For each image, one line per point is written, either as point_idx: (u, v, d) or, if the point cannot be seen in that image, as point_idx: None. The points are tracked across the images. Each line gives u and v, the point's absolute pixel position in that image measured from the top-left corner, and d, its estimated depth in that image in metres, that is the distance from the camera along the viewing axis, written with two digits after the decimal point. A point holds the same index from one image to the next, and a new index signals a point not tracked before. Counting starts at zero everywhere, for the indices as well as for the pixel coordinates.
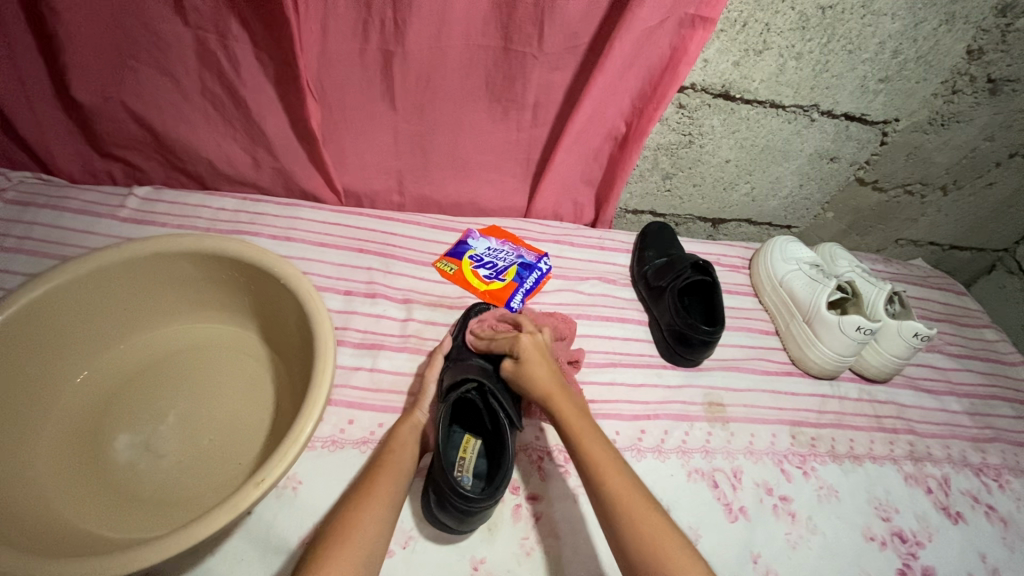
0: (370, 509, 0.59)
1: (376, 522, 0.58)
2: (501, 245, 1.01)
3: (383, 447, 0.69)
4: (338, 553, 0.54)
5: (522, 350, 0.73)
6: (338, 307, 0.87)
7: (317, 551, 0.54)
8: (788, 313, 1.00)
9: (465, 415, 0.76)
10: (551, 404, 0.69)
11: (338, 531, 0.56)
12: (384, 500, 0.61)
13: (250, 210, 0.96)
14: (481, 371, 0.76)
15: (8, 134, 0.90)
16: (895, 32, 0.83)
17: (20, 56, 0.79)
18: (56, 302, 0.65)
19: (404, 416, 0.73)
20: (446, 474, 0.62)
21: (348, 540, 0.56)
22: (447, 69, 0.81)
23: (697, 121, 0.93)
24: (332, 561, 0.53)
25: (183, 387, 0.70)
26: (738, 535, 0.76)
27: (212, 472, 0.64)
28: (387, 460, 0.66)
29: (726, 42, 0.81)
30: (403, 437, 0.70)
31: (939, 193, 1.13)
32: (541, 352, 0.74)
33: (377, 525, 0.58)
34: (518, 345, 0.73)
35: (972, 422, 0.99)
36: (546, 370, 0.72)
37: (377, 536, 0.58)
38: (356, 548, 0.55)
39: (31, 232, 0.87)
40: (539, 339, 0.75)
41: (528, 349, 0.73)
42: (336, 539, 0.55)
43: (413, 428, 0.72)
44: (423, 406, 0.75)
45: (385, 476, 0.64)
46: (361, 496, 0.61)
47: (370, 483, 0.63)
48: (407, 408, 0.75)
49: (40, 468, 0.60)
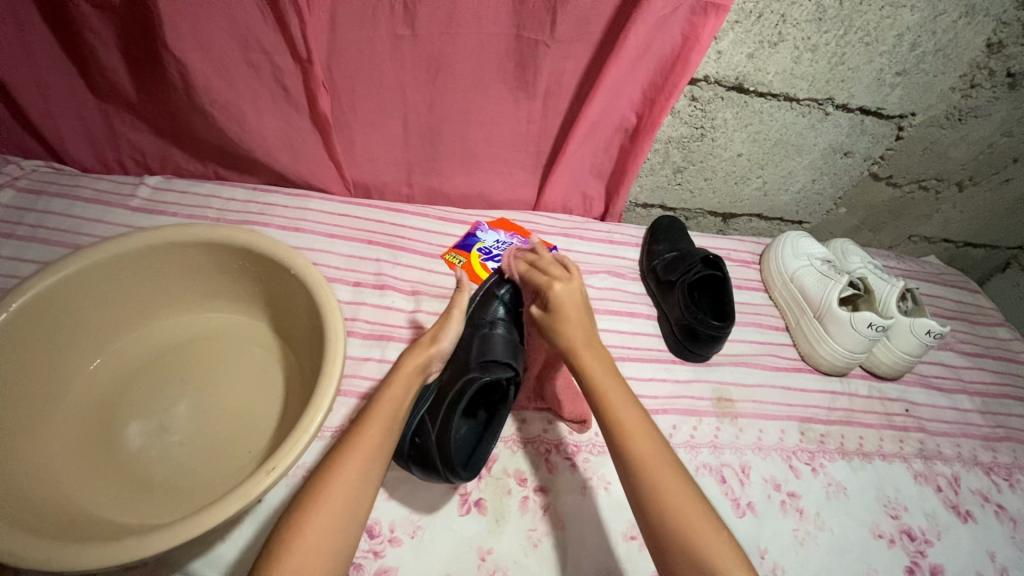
0: (348, 474, 0.55)
1: (356, 483, 0.55)
2: (510, 237, 1.00)
3: (381, 389, 0.64)
4: (314, 520, 0.52)
5: (554, 297, 0.69)
6: (347, 298, 0.88)
7: (290, 516, 0.52)
8: (798, 309, 0.99)
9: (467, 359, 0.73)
10: (576, 358, 0.66)
11: (317, 493, 0.53)
12: (370, 456, 0.57)
13: (260, 200, 0.96)
14: (508, 343, 0.75)
15: (22, 124, 0.91)
16: (914, 24, 0.81)
17: (34, 43, 0.80)
18: (69, 290, 0.66)
19: (415, 351, 0.68)
20: (448, 455, 0.62)
21: (324, 505, 0.53)
22: (458, 59, 0.80)
23: (709, 114, 0.92)
24: (305, 533, 0.51)
25: (196, 376, 0.71)
26: (746, 531, 0.76)
27: (224, 461, 0.65)
28: (377, 408, 0.61)
29: (740, 33, 0.80)
30: (408, 376, 0.65)
31: (954, 189, 1.11)
32: (575, 303, 0.69)
33: (357, 489, 0.55)
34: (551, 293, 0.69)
35: (984, 421, 0.98)
36: (577, 323, 0.68)
37: (360, 496, 0.55)
38: (331, 514, 0.52)
39: (43, 220, 0.88)
40: (575, 286, 0.70)
41: (562, 296, 0.69)
42: (311, 504, 0.53)
43: (419, 372, 0.66)
44: (443, 346, 0.70)
45: (373, 428, 0.59)
46: (343, 451, 0.57)
47: (355, 435, 0.58)
48: (422, 342, 0.69)
49: (55, 456, 0.61)
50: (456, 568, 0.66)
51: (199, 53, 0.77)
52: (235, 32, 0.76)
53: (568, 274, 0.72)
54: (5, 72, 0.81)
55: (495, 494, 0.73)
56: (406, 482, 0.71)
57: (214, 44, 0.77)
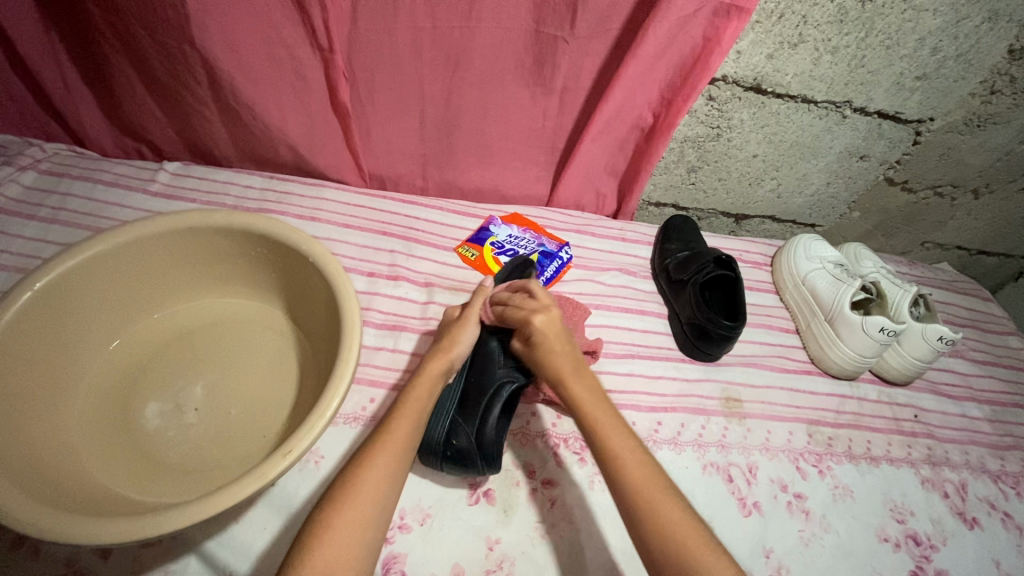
0: (374, 467, 0.56)
1: (382, 478, 0.56)
2: (523, 233, 1.00)
3: (406, 389, 0.65)
4: (344, 514, 0.52)
5: (535, 330, 0.66)
6: (361, 288, 0.89)
7: (320, 510, 0.53)
8: (809, 311, 0.99)
9: (486, 364, 0.74)
10: (563, 385, 0.64)
11: (345, 488, 0.54)
12: (396, 453, 0.58)
13: (277, 188, 0.97)
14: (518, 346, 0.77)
15: (45, 108, 0.93)
16: (935, 28, 0.81)
17: (57, 24, 0.81)
18: (93, 270, 0.67)
19: (438, 356, 0.69)
20: (493, 450, 0.67)
21: (351, 498, 0.53)
22: (477, 54, 0.81)
23: (725, 115, 0.92)
24: (335, 525, 0.51)
25: (211, 361, 0.72)
26: (751, 530, 0.76)
27: (239, 443, 0.66)
28: (403, 407, 0.62)
29: (761, 34, 0.79)
30: (431, 381, 0.66)
31: (970, 196, 1.11)
32: (557, 332, 0.67)
33: (383, 483, 0.56)
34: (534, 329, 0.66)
35: (992, 429, 0.98)
36: (561, 348, 0.66)
37: (386, 490, 0.56)
38: (360, 506, 0.53)
39: (65, 203, 0.89)
40: (554, 315, 0.68)
41: (542, 329, 0.66)
42: (339, 497, 0.54)
43: (443, 374, 0.68)
44: (460, 349, 0.71)
45: (400, 426, 0.60)
46: (369, 447, 0.58)
47: (380, 433, 0.59)
48: (440, 349, 0.70)
49: (75, 432, 0.62)
50: (464, 556, 0.67)
51: (221, 42, 0.78)
52: (258, 22, 0.76)
53: (543, 303, 0.69)
54: (31, 55, 0.82)
55: (504, 485, 0.73)
56: (417, 470, 0.72)
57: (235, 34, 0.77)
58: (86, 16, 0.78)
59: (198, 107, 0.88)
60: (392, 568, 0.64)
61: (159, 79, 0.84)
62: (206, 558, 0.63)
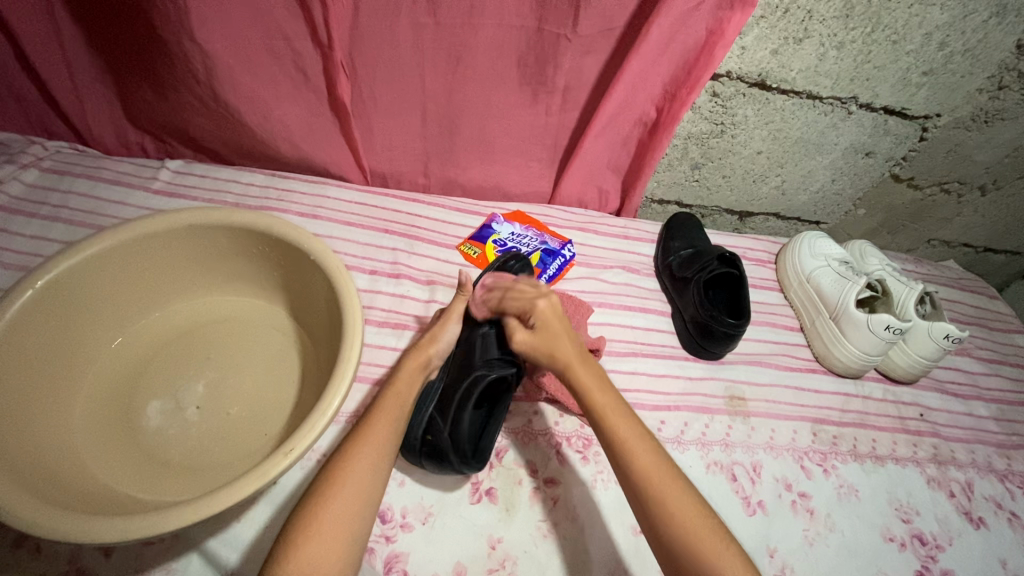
0: (362, 464, 0.56)
1: (367, 476, 0.55)
2: (525, 230, 1.00)
3: (387, 385, 0.65)
4: (334, 510, 0.52)
5: (538, 315, 0.66)
6: (363, 286, 0.89)
7: (306, 506, 0.53)
8: (813, 309, 0.99)
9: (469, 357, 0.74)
10: (570, 373, 0.64)
11: (333, 483, 0.54)
12: (381, 450, 0.58)
13: (278, 186, 0.97)
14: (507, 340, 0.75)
15: (48, 105, 0.93)
16: (942, 23, 0.80)
17: (61, 20, 0.81)
18: (94, 267, 0.67)
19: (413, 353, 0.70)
20: (462, 447, 0.64)
21: (336, 497, 0.53)
22: (480, 49, 0.80)
23: (730, 111, 0.91)
24: (320, 521, 0.51)
25: (212, 360, 0.71)
26: (756, 529, 0.76)
27: (241, 441, 0.66)
28: (387, 403, 0.62)
29: (766, 29, 0.79)
30: (409, 377, 0.66)
31: (977, 193, 1.10)
32: (559, 317, 0.67)
33: (369, 480, 0.55)
34: (535, 310, 0.66)
35: (999, 428, 0.97)
36: (562, 335, 0.65)
37: (371, 490, 0.55)
38: (347, 502, 0.53)
39: (66, 201, 0.89)
40: (555, 302, 0.68)
41: (544, 313, 0.66)
42: (328, 494, 0.53)
43: (421, 370, 0.68)
44: (439, 346, 0.72)
45: (380, 424, 0.59)
46: (353, 444, 0.57)
47: (366, 429, 0.59)
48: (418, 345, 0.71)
49: (76, 431, 0.62)
50: (466, 555, 0.67)
51: (220, 36, 0.77)
52: (260, 22, 0.76)
53: (544, 290, 0.69)
54: (33, 53, 0.82)
55: (507, 483, 0.73)
56: (419, 468, 0.72)
57: (235, 36, 0.77)
58: (91, 13, 0.78)
59: (199, 105, 0.88)
60: (393, 567, 0.64)
61: (159, 76, 0.84)
62: (207, 556, 0.63)
